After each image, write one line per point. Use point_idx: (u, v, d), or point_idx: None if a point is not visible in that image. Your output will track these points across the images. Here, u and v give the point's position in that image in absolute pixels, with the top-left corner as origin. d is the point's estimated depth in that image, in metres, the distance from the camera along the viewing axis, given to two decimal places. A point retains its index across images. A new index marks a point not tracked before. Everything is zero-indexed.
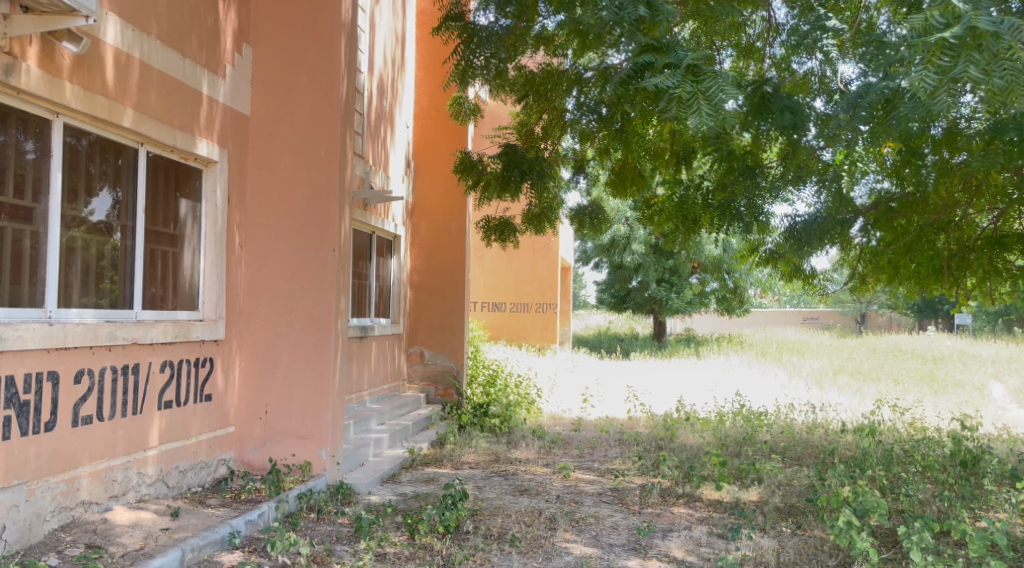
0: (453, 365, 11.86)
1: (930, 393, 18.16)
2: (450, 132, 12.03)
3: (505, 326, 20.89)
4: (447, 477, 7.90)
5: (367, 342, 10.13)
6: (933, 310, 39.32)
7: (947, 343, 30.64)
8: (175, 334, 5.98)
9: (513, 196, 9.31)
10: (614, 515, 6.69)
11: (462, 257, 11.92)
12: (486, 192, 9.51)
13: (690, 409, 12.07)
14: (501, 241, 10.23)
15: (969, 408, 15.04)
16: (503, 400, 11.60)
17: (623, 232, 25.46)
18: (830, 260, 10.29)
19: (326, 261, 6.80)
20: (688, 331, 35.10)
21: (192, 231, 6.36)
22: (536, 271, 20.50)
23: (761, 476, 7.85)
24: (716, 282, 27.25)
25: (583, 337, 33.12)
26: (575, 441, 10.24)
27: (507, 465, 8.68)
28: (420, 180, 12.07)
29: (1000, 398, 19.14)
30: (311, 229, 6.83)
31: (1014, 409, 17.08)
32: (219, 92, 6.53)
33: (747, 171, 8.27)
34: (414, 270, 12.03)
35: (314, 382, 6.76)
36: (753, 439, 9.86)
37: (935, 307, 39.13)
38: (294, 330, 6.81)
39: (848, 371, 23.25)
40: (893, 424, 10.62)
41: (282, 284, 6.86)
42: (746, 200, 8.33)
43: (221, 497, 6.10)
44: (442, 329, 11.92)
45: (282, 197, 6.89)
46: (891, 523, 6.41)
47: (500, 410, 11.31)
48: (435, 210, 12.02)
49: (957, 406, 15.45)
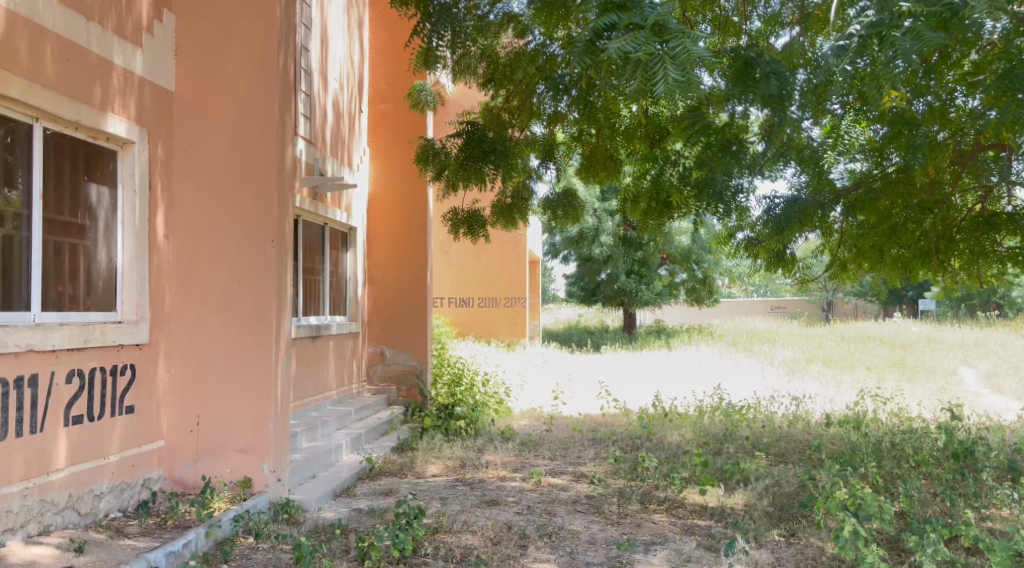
0: (416, 365, 11.17)
1: (906, 380, 17.82)
2: (408, 116, 11.33)
3: (473, 322, 20.18)
4: (408, 489, 7.23)
5: (320, 342, 9.42)
6: (899, 298, 39.44)
7: (915, 328, 30.47)
8: (84, 339, 5.26)
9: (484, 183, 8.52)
10: (591, 528, 6.05)
11: (423, 249, 11.26)
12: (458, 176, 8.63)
13: (667, 403, 11.52)
14: (470, 234, 9.55)
15: (949, 395, 14.68)
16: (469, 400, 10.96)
17: (591, 224, 24.98)
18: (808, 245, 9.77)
19: (265, 254, 6.16)
20: (659, 322, 34.66)
21: (107, 220, 5.66)
22: (505, 265, 19.87)
23: (749, 475, 7.28)
24: (686, 273, 26.82)
25: (554, 331, 32.54)
26: (545, 441, 9.60)
27: (473, 472, 8.02)
28: (376, 168, 11.37)
29: (974, 383, 18.87)
30: (246, 217, 6.17)
31: (991, 394, 16.77)
32: (137, 63, 5.81)
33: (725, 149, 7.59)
34: (373, 264, 11.31)
35: (253, 388, 6.10)
36: (735, 437, 9.27)
37: (900, 293, 39.27)
38: (229, 330, 6.14)
39: (821, 360, 22.90)
40: (880, 415, 10.09)
41: (214, 279, 6.17)
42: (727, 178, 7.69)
43: (142, 525, 5.39)
44: (405, 326, 11.23)
45: (214, 182, 6.20)
46: (895, 528, 5.83)
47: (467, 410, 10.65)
48: (394, 200, 11.31)
49: (936, 392, 15.08)
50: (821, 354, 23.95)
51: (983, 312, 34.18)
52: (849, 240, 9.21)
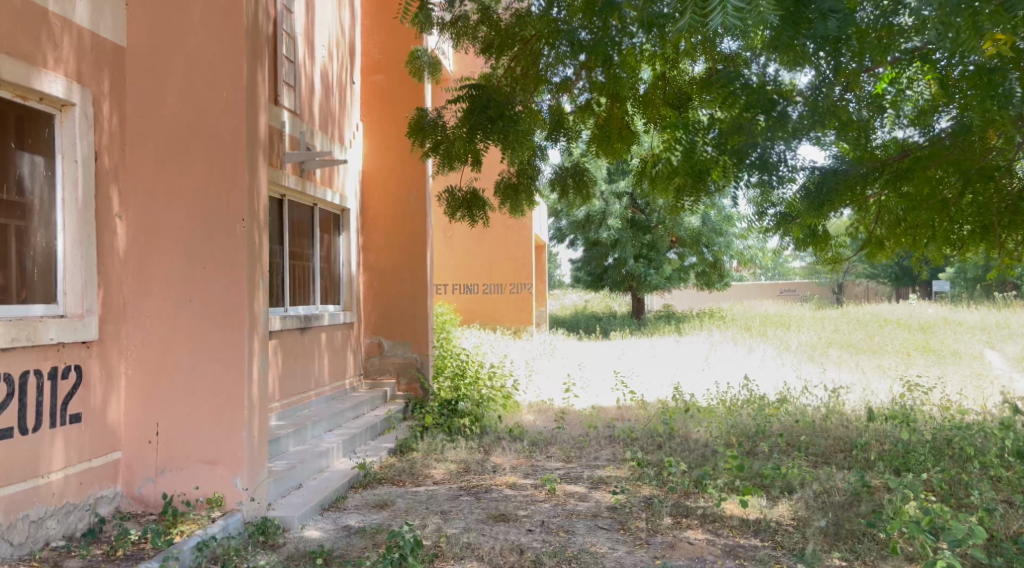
0: (416, 357, 10.34)
1: (935, 366, 16.94)
2: (404, 88, 10.45)
3: (478, 309, 19.31)
4: (405, 500, 6.38)
5: (310, 335, 8.59)
6: (911, 279, 38.55)
7: (931, 310, 29.51)
8: (11, 338, 4.47)
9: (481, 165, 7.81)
10: (615, 551, 5.23)
11: (422, 232, 10.39)
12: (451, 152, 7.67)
13: (688, 396, 10.68)
14: (468, 216, 8.68)
15: (985, 382, 13.80)
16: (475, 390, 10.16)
17: (598, 208, 24.09)
18: (842, 220, 8.92)
19: (235, 235, 5.29)
20: (669, 307, 33.73)
21: (44, 197, 4.83)
22: (510, 249, 18.98)
23: (793, 483, 6.43)
24: (696, 257, 25.95)
25: (562, 317, 31.67)
26: (558, 440, 8.75)
27: (478, 479, 7.19)
28: (370, 144, 10.49)
29: (1005, 368, 17.97)
30: (212, 193, 5.31)
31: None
32: (78, 12, 4.98)
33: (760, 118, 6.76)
34: (368, 249, 10.45)
35: (223, 391, 5.25)
36: (768, 436, 8.39)
37: (914, 275, 38.38)
38: (195, 324, 5.29)
39: (840, 344, 22.03)
40: (925, 410, 9.19)
41: (176, 265, 5.32)
42: (767, 143, 6.82)
43: (86, 556, 4.61)
44: (404, 315, 10.39)
45: (176, 151, 5.33)
46: (975, 549, 5.00)
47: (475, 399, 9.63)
48: (389, 180, 10.43)
49: (969, 378, 14.21)
50: (840, 339, 23.05)
51: (999, 292, 33.25)
52: (891, 215, 8.23)
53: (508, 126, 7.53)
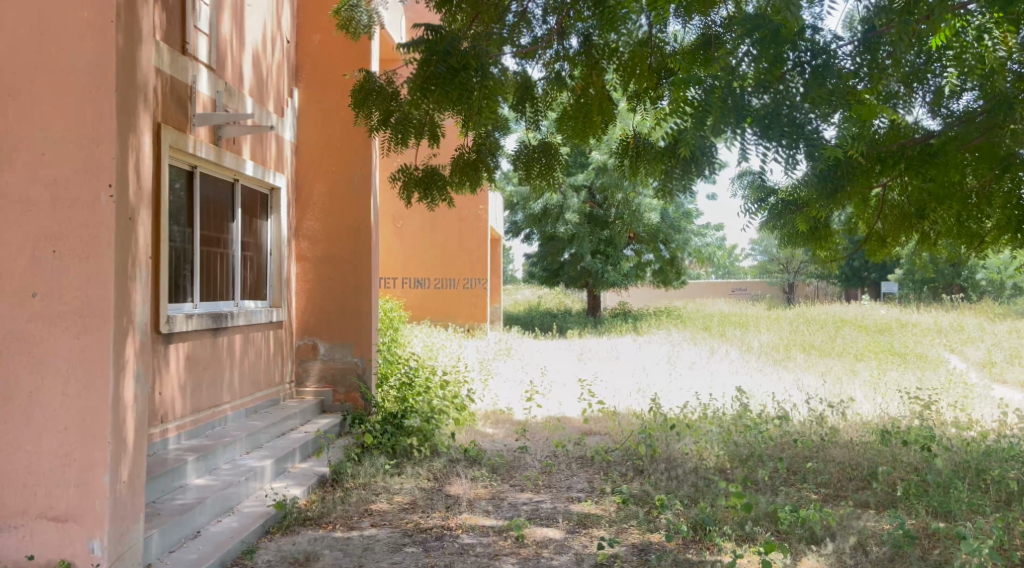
0: (357, 361, 8.96)
1: (906, 372, 16.06)
2: (347, 49, 9.03)
3: (429, 305, 17.92)
4: (333, 554, 5.09)
5: (222, 338, 7.18)
6: (861, 280, 38.10)
7: (884, 312, 28.89)
8: None
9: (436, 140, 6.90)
10: None
11: (368, 218, 9.02)
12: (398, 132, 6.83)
13: (666, 409, 9.49)
14: (427, 198, 7.35)
15: (962, 389, 12.93)
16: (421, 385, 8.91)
17: (555, 200, 22.75)
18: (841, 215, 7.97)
19: (99, 207, 4.06)
20: (625, 304, 32.60)
21: None
22: (464, 241, 17.66)
23: (814, 529, 5.31)
24: (653, 254, 24.86)
25: (516, 314, 30.39)
26: (523, 463, 7.46)
27: (427, 517, 5.89)
28: (306, 114, 9.05)
29: (976, 375, 17.20)
30: (69, 149, 4.08)
31: (998, 389, 15.10)
32: None
33: (774, 110, 5.15)
34: (303, 235, 9.03)
35: (79, 421, 4.04)
36: (768, 462, 7.23)
37: (863, 274, 38.01)
38: (45, 328, 4.08)
39: (801, 346, 21.19)
40: (938, 431, 8.07)
41: (22, 247, 4.11)
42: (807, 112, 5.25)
43: None
44: (345, 313, 9.01)
45: (23, 94, 4.11)
46: None
47: (442, 406, 8.24)
48: (329, 156, 9.03)
49: (946, 385, 13.32)
50: (801, 340, 22.18)
51: (952, 294, 32.89)
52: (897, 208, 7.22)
53: (469, 81, 5.93)
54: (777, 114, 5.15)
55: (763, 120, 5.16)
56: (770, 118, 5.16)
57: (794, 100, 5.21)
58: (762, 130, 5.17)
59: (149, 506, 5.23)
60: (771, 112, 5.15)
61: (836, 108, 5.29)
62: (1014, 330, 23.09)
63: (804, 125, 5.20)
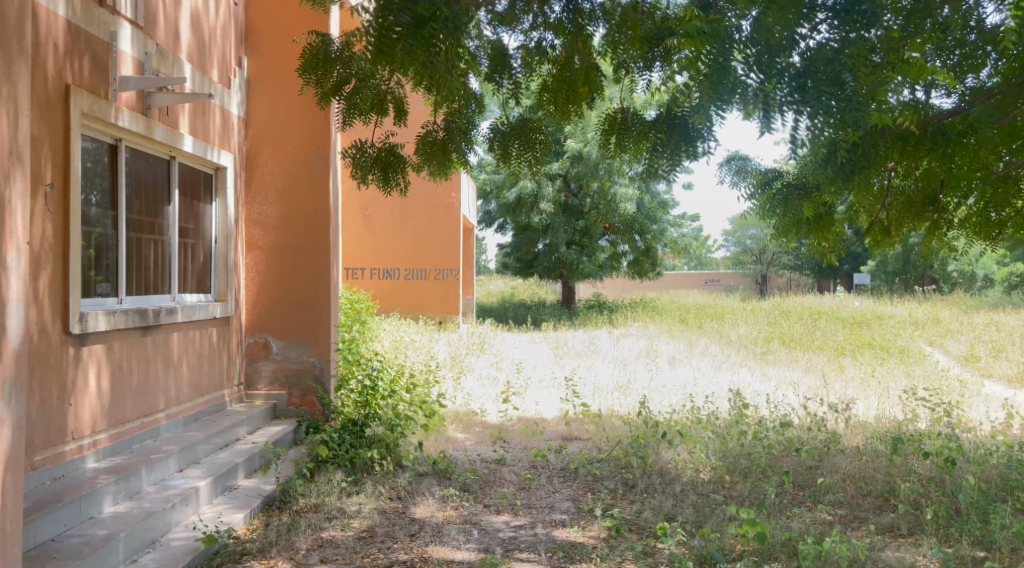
0: (314, 362, 8.07)
1: (892, 367, 15.41)
2: (302, 16, 8.12)
3: (399, 296, 16.99)
4: None
5: (154, 335, 6.30)
6: (834, 271, 37.58)
7: (859, 303, 28.36)
8: None
9: (404, 118, 6.43)
10: None
11: (327, 201, 8.11)
12: (353, 101, 6.25)
13: (655, 413, 8.68)
14: (383, 182, 6.48)
15: (957, 387, 12.26)
16: (389, 375, 7.86)
17: (529, 189, 21.88)
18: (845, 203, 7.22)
19: None
20: (598, 296, 31.76)
21: None
22: (435, 230, 16.77)
23: (840, 565, 4.58)
24: (628, 245, 24.05)
25: (487, 305, 29.49)
26: (498, 477, 6.65)
27: (388, 551, 5.12)
28: (256, 88, 8.13)
29: (961, 369, 16.60)
30: None
31: (987, 385, 14.49)
32: None
33: (808, 66, 4.37)
34: (253, 222, 8.13)
35: None
36: (772, 475, 6.48)
37: (835, 265, 37.48)
38: None
39: (781, 339, 20.53)
40: (955, 437, 7.34)
41: None
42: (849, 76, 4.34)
43: None
44: (301, 309, 8.11)
45: None
46: None
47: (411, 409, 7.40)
48: (282, 134, 8.12)
49: (938, 382, 12.65)
50: (781, 333, 21.50)
51: (927, 286, 32.45)
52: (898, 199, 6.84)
53: (438, 35, 4.76)
54: (815, 69, 4.34)
55: (796, 82, 4.36)
56: (804, 75, 4.38)
57: (834, 58, 4.34)
58: (792, 90, 4.37)
59: (41, 544, 4.52)
60: (806, 70, 4.37)
61: (872, 75, 4.48)
62: (991, 321, 22.65)
63: (854, 89, 4.29)
